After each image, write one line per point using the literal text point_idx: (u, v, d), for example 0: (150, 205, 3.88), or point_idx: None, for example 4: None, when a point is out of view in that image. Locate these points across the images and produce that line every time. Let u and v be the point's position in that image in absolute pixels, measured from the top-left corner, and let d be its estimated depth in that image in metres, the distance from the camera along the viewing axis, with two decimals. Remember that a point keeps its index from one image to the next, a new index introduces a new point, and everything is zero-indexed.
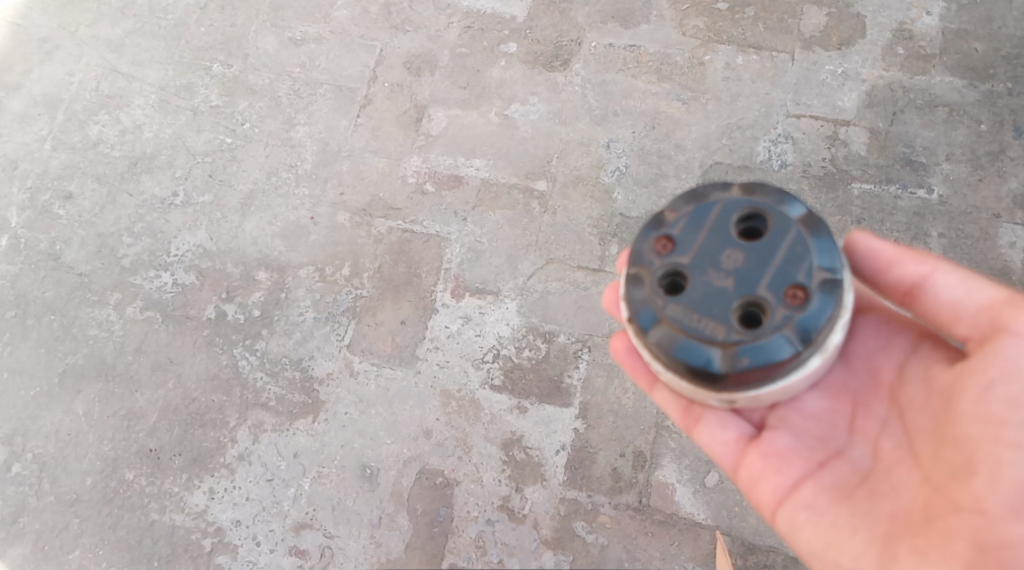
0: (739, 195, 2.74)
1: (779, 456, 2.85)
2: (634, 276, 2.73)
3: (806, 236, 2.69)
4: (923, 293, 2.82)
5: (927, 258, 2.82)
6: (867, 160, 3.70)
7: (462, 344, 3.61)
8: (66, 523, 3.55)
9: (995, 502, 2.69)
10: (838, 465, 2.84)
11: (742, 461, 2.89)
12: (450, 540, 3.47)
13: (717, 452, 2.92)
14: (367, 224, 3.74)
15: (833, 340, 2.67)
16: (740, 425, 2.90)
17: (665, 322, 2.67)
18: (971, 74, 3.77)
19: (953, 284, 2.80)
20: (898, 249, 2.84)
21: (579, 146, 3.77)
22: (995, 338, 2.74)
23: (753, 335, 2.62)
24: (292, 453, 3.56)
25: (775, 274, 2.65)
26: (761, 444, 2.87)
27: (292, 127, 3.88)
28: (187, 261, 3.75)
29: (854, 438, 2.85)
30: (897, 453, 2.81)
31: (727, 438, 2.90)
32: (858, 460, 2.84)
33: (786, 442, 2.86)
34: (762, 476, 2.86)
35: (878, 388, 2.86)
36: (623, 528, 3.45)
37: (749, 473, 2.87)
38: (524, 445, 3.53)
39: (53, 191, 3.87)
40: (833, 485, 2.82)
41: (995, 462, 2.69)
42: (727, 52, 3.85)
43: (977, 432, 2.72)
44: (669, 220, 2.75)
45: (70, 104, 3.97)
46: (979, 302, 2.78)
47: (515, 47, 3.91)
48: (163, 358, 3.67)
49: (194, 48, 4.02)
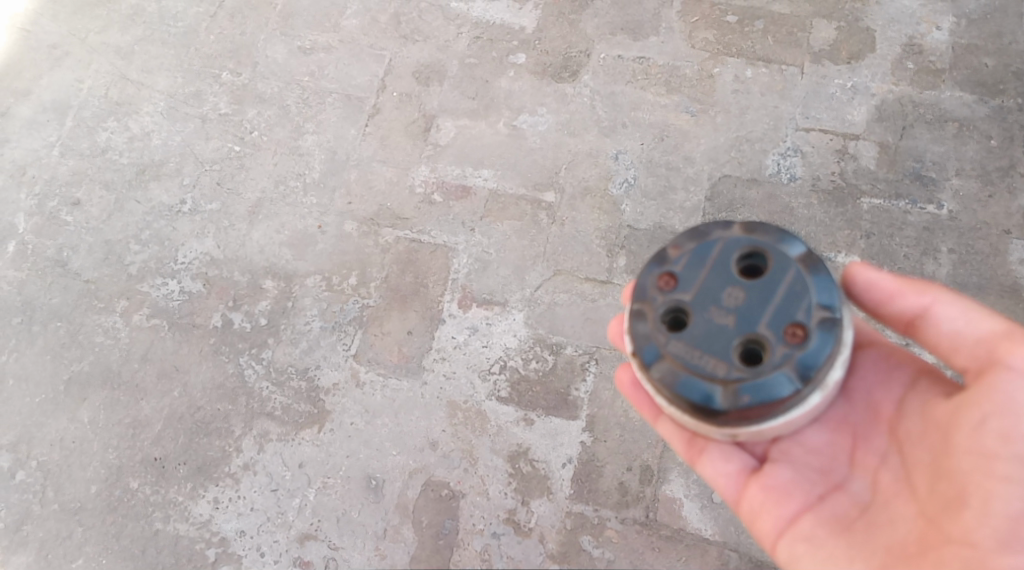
0: (740, 233, 2.72)
1: (779, 488, 2.84)
2: (638, 311, 2.71)
3: (806, 274, 2.67)
4: (925, 325, 2.82)
5: (927, 289, 2.81)
6: (876, 175, 3.69)
7: (469, 355, 3.60)
8: (69, 532, 3.54)
9: (985, 534, 2.68)
10: (837, 498, 2.82)
11: (743, 493, 2.88)
12: (455, 553, 3.46)
13: (719, 484, 2.92)
14: (374, 233, 3.74)
15: (833, 377, 2.65)
16: (741, 458, 2.90)
17: (667, 357, 2.66)
18: (981, 90, 3.77)
19: (954, 316, 2.79)
20: (898, 281, 2.84)
21: (588, 158, 3.77)
22: (992, 372, 2.73)
23: (753, 372, 2.61)
24: (297, 463, 3.55)
25: (775, 312, 2.64)
26: (762, 477, 2.86)
27: (300, 135, 3.88)
28: (194, 269, 3.74)
29: (854, 471, 2.84)
30: (895, 485, 2.80)
31: (729, 470, 2.90)
32: (857, 493, 2.82)
33: (787, 475, 2.85)
34: (763, 508, 2.85)
35: (878, 421, 2.85)
36: (630, 542, 3.44)
37: (750, 505, 2.87)
38: (531, 458, 3.51)
39: (61, 198, 3.86)
40: (831, 517, 2.81)
41: (986, 494, 2.69)
42: (736, 65, 3.85)
43: (969, 465, 2.71)
44: (672, 256, 2.73)
45: (79, 111, 3.97)
46: (979, 334, 2.77)
47: (524, 57, 3.91)
48: (169, 366, 3.66)
49: (203, 56, 4.02)
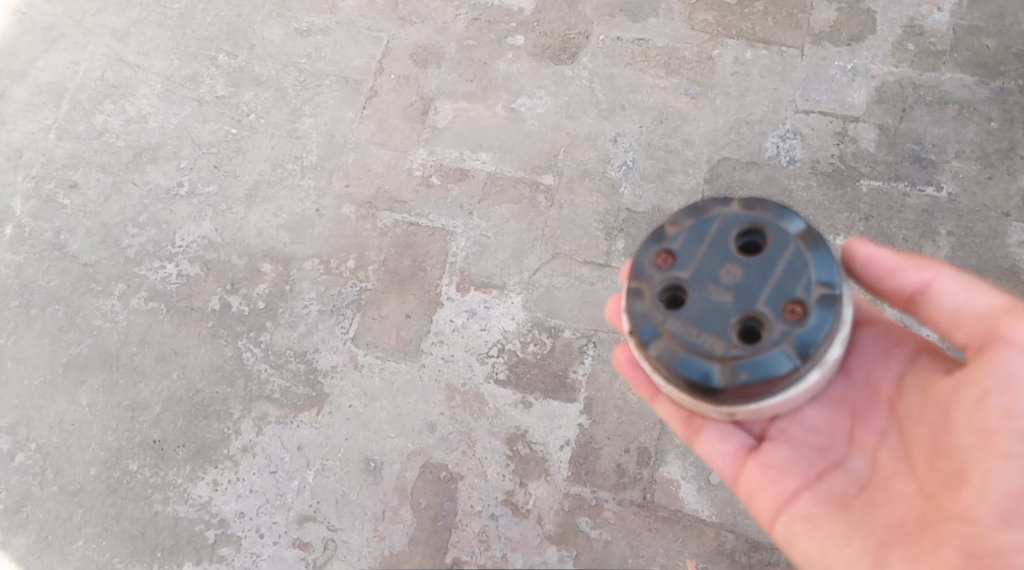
0: (739, 210, 2.72)
1: (777, 467, 2.84)
2: (636, 289, 2.71)
3: (805, 251, 2.67)
4: (924, 301, 2.82)
5: (928, 265, 2.81)
6: (876, 157, 3.68)
7: (467, 338, 3.61)
8: (69, 514, 3.55)
9: (985, 511, 2.69)
10: (836, 476, 2.83)
11: (741, 472, 2.88)
12: (454, 535, 3.47)
13: (717, 463, 2.91)
14: (372, 217, 3.73)
15: (832, 354, 2.65)
16: (739, 437, 2.89)
17: (665, 335, 2.65)
18: (982, 72, 3.75)
19: (953, 292, 2.79)
20: (898, 258, 2.83)
21: (586, 140, 3.75)
22: (992, 348, 2.73)
23: (751, 350, 2.60)
24: (296, 446, 3.56)
25: (774, 289, 2.63)
26: (760, 456, 2.86)
27: (298, 118, 3.86)
28: (192, 252, 3.74)
29: (853, 449, 2.85)
30: (894, 463, 2.81)
31: (727, 449, 2.90)
32: (856, 471, 2.83)
33: (785, 454, 2.85)
34: (761, 487, 2.85)
35: (878, 399, 2.85)
36: (627, 524, 3.45)
37: (748, 484, 2.87)
38: (529, 440, 3.52)
39: (58, 180, 3.85)
40: (830, 496, 2.82)
41: (986, 471, 2.69)
42: (735, 46, 3.83)
43: (968, 441, 2.71)
44: (670, 234, 2.73)
45: (75, 94, 3.95)
46: (979, 310, 2.77)
47: (522, 39, 3.89)
48: (168, 349, 3.66)
49: (200, 38, 4.00)
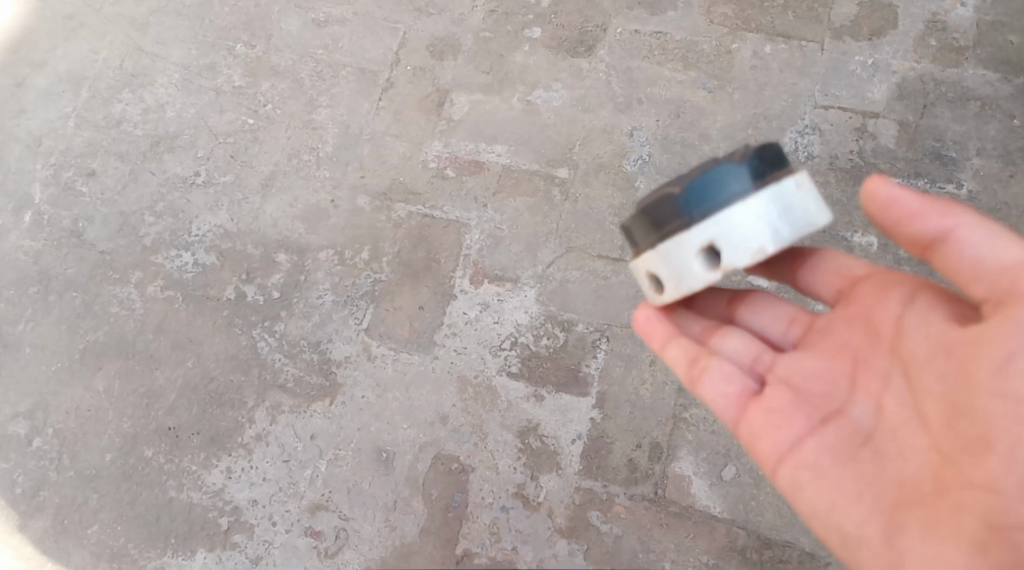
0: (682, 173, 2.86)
1: (781, 412, 2.85)
2: None
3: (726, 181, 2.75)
4: (944, 248, 2.74)
5: (949, 211, 2.73)
6: (895, 154, 3.66)
7: (480, 330, 3.61)
8: (85, 498, 3.58)
9: (1011, 481, 2.60)
10: (840, 424, 2.82)
11: (743, 415, 2.89)
12: (465, 526, 3.48)
13: (718, 406, 2.92)
14: (387, 208, 3.74)
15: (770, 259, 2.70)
16: (742, 382, 2.90)
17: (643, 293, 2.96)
18: (1005, 68, 3.73)
19: (975, 242, 2.71)
20: (920, 200, 2.75)
21: (602, 134, 3.75)
22: (1010, 305, 2.65)
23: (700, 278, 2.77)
24: (309, 435, 3.58)
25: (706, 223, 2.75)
26: (763, 400, 2.87)
27: (314, 109, 3.88)
28: (208, 241, 3.76)
29: (856, 396, 2.83)
30: (904, 414, 2.77)
31: (728, 391, 2.90)
32: (859, 420, 2.82)
33: (786, 399, 2.85)
34: (762, 431, 2.85)
35: (881, 345, 2.82)
36: (638, 519, 3.45)
37: (749, 428, 2.87)
38: (541, 433, 3.53)
39: (77, 168, 3.88)
40: (833, 445, 2.81)
41: (1011, 440, 2.61)
42: (755, 40, 3.82)
43: (992, 407, 2.63)
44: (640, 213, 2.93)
45: (94, 83, 3.98)
46: (1001, 263, 2.69)
47: (539, 31, 3.91)
48: (183, 337, 3.69)
49: (218, 28, 4.02)
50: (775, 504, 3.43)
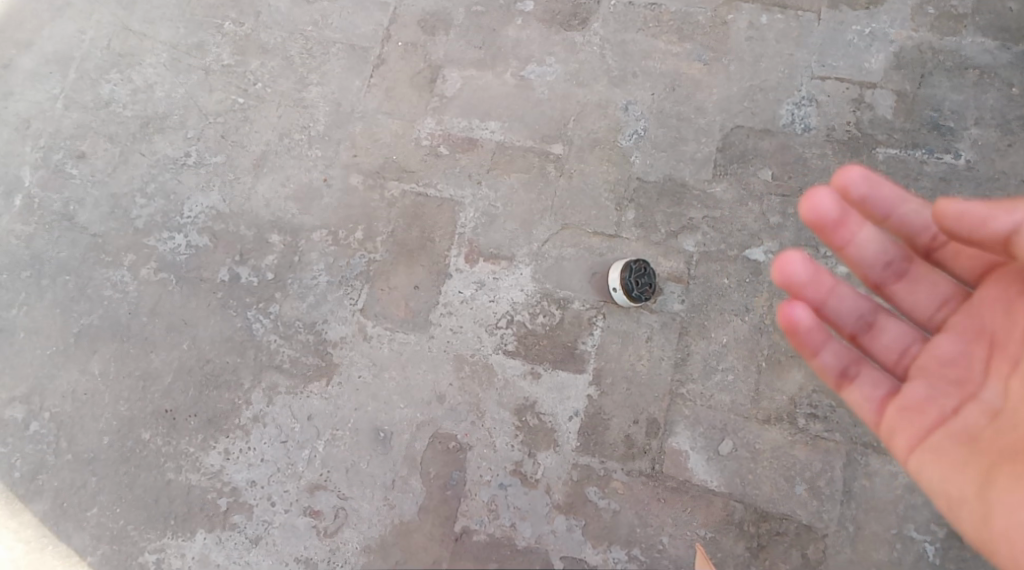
0: None
1: (915, 408, 2.73)
2: None
3: None
4: None
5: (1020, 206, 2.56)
6: (893, 124, 3.65)
7: (476, 309, 3.60)
8: (84, 481, 3.58)
9: None
10: (971, 409, 2.68)
11: (881, 417, 2.78)
12: (463, 503, 3.49)
13: (862, 409, 2.81)
14: (380, 187, 3.71)
15: None
16: (883, 382, 2.79)
17: None
18: (1005, 35, 3.70)
19: None
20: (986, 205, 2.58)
21: (597, 109, 3.72)
22: None
23: None
24: (306, 416, 3.57)
25: None
26: (900, 399, 2.76)
27: (305, 87, 3.83)
28: (201, 223, 3.73)
29: (989, 378, 2.68)
30: None
31: (874, 394, 2.79)
32: (991, 401, 2.67)
33: (921, 394, 2.74)
34: (898, 429, 2.74)
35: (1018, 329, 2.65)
36: (635, 494, 3.46)
37: (887, 427, 2.76)
38: (538, 411, 3.52)
39: (67, 150, 3.83)
40: (962, 431, 2.68)
41: None
42: (750, 10, 3.77)
43: None
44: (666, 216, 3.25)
45: (82, 63, 3.91)
46: None
47: (532, 4, 3.84)
48: (178, 319, 3.67)
49: (205, 5, 3.94)
50: (772, 478, 3.44)
